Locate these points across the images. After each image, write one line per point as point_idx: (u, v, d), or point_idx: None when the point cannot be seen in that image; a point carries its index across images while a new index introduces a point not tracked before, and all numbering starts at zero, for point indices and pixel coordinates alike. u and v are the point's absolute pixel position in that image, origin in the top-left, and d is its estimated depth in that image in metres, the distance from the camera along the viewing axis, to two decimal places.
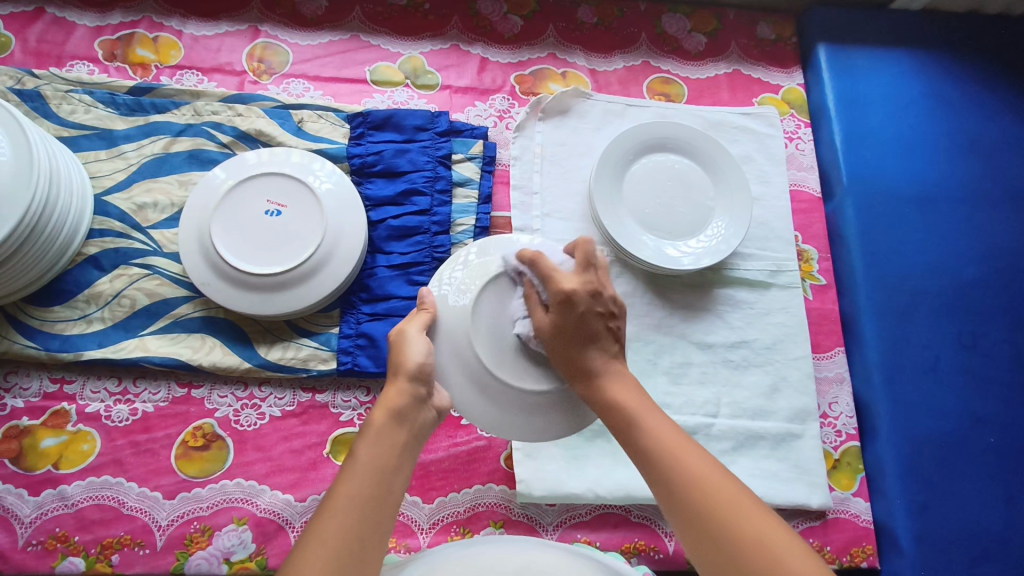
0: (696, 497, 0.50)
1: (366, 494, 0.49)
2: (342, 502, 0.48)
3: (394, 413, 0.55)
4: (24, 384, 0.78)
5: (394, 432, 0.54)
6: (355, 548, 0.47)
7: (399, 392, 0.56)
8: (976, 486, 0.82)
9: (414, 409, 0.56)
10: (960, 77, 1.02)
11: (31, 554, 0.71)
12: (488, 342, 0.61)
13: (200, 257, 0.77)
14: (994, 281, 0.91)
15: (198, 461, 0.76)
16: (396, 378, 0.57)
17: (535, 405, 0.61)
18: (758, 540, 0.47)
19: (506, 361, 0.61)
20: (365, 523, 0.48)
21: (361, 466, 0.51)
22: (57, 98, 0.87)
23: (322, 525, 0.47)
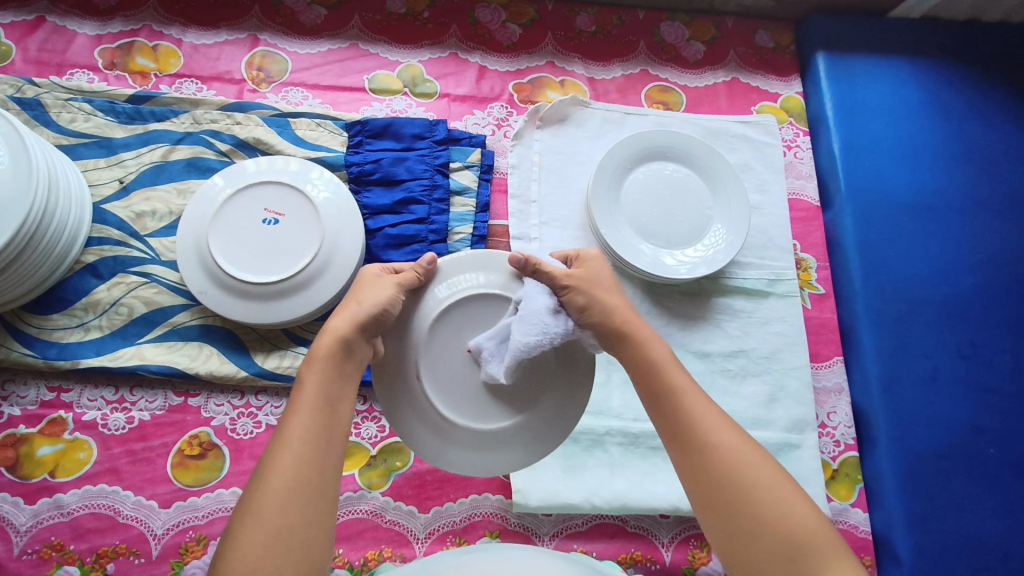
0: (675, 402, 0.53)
1: (314, 427, 0.49)
2: (296, 435, 0.48)
3: (342, 342, 0.53)
4: (21, 392, 0.78)
5: (341, 363, 0.53)
6: (316, 476, 0.47)
7: (344, 317, 0.55)
8: (976, 497, 0.81)
9: (362, 337, 0.55)
10: (959, 85, 1.01)
11: (26, 563, 0.71)
12: (434, 366, 0.60)
13: (199, 265, 0.77)
14: (994, 291, 0.91)
15: (194, 469, 0.76)
16: (345, 305, 0.56)
17: (471, 439, 0.60)
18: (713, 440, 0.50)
19: (445, 392, 0.60)
20: (320, 453, 0.48)
21: (307, 399, 0.50)
22: (57, 106, 0.88)
23: (274, 460, 0.47)
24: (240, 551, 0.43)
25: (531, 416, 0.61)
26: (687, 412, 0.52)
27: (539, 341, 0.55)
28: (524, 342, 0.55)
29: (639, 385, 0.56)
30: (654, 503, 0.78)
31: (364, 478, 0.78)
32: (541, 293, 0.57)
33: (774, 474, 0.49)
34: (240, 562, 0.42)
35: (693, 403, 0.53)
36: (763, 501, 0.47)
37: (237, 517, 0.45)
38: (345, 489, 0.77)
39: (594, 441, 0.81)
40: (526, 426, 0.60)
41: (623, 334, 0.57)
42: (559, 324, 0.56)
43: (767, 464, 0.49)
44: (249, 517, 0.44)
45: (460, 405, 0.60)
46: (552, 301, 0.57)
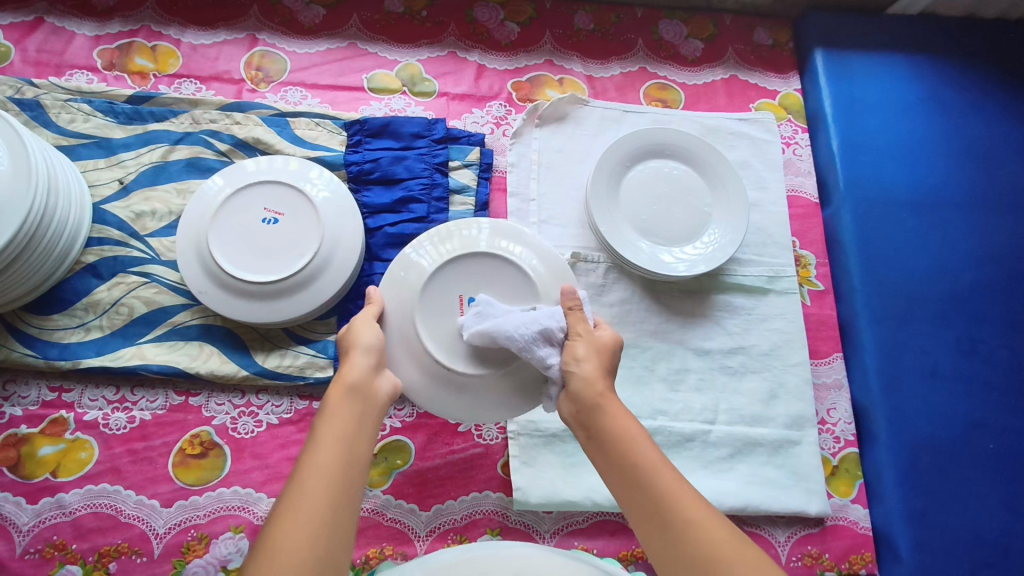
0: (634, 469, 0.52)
1: (334, 463, 0.50)
2: (313, 475, 0.49)
3: (350, 386, 0.56)
4: (22, 392, 0.78)
5: (353, 404, 0.55)
6: (333, 517, 0.47)
7: (353, 366, 0.58)
8: (975, 492, 0.81)
9: (370, 382, 0.58)
10: (957, 81, 1.01)
11: (28, 563, 0.71)
12: (430, 323, 0.65)
13: (198, 265, 0.77)
14: (993, 287, 0.91)
15: (195, 469, 0.77)
16: (352, 353, 0.60)
17: (487, 388, 0.65)
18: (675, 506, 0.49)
19: (447, 348, 0.64)
20: (337, 494, 0.48)
21: (325, 437, 0.52)
22: (56, 107, 0.88)
23: (293, 495, 0.47)
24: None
25: (519, 367, 0.64)
26: (649, 486, 0.51)
27: (514, 341, 0.60)
28: (509, 330, 0.60)
29: (606, 468, 0.55)
30: None
31: None
32: (556, 320, 0.61)
33: (751, 553, 0.46)
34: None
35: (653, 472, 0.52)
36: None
37: (252, 565, 0.44)
38: None
39: None
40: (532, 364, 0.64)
41: (593, 406, 0.56)
42: (542, 351, 0.59)
43: (742, 544, 0.47)
44: (266, 562, 0.43)
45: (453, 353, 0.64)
46: (557, 332, 0.60)
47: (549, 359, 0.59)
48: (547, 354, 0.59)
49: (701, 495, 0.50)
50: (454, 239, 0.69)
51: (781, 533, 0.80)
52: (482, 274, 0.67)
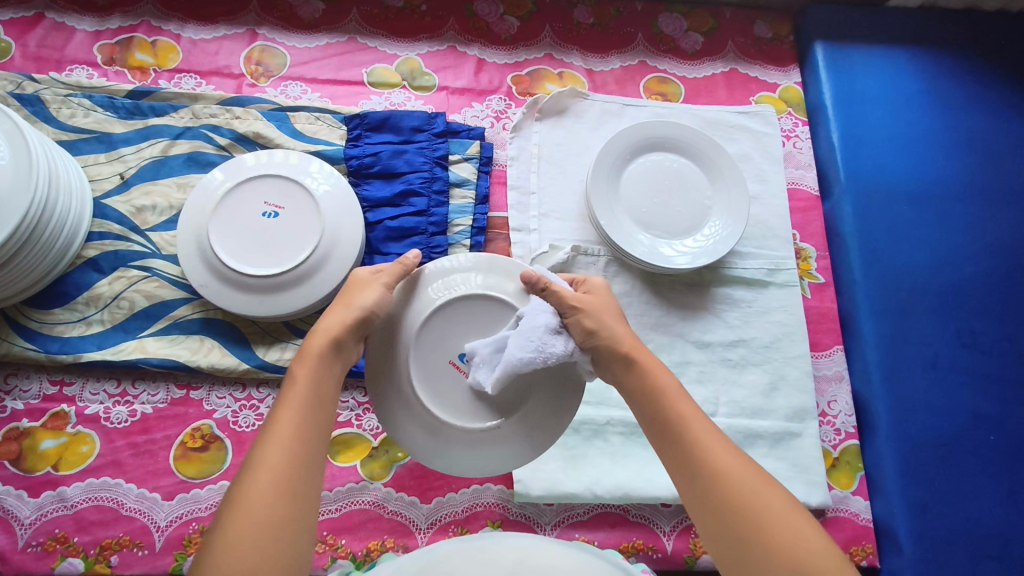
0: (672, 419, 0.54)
1: (304, 421, 0.50)
2: (283, 433, 0.49)
3: (332, 342, 0.56)
4: (24, 386, 0.78)
5: (330, 362, 0.55)
6: (304, 467, 0.48)
7: (336, 319, 0.57)
8: (976, 483, 0.81)
9: (350, 339, 0.57)
10: (958, 74, 1.01)
11: (30, 555, 0.71)
12: (425, 379, 0.62)
13: (199, 258, 0.77)
14: (994, 279, 0.91)
15: (197, 461, 0.77)
16: (337, 306, 0.59)
17: (488, 438, 0.62)
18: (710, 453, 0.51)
19: (444, 398, 0.62)
20: (307, 446, 0.49)
21: (296, 395, 0.52)
22: (57, 102, 0.88)
23: (263, 450, 0.48)
24: (227, 541, 0.43)
25: (523, 415, 0.62)
26: (684, 436, 0.52)
27: (533, 358, 0.57)
28: (520, 356, 0.57)
29: (641, 414, 0.57)
30: (655, 493, 0.78)
31: (366, 469, 0.78)
32: (545, 311, 0.59)
33: (777, 497, 0.48)
34: (229, 552, 0.42)
35: (691, 422, 0.53)
36: (766, 526, 0.46)
37: (224, 512, 0.45)
38: (347, 480, 0.77)
39: (595, 430, 0.81)
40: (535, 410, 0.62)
41: (628, 361, 0.57)
42: (559, 343, 0.57)
43: (770, 489, 0.48)
44: (239, 509, 0.44)
45: (455, 407, 0.62)
46: (554, 321, 0.58)
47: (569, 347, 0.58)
48: (564, 343, 0.58)
49: (731, 443, 0.52)
50: (432, 281, 0.64)
51: None
52: (468, 316, 0.63)
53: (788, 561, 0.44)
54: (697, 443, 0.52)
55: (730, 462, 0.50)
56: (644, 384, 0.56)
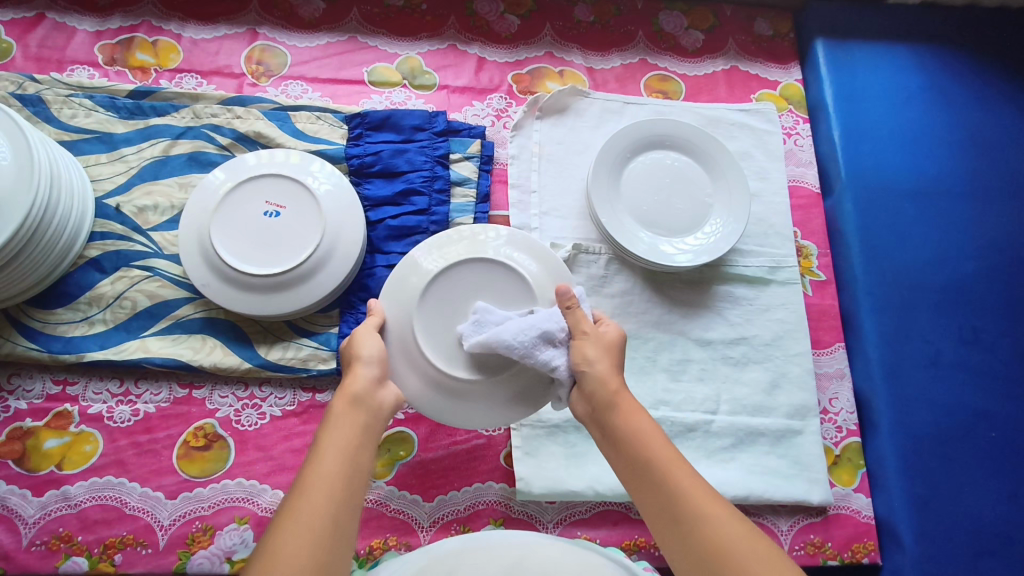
0: (649, 464, 0.53)
1: (336, 472, 0.50)
2: (314, 484, 0.49)
3: (354, 397, 0.57)
4: (27, 385, 0.79)
5: (355, 414, 0.56)
6: (331, 524, 0.47)
7: (357, 377, 0.58)
8: (977, 479, 0.81)
9: (373, 392, 0.58)
10: (959, 71, 1.01)
11: (35, 554, 0.72)
12: (431, 336, 0.65)
13: (201, 257, 0.77)
14: (995, 276, 0.91)
15: (199, 461, 0.77)
16: (355, 365, 0.60)
17: (498, 395, 0.65)
18: (689, 499, 0.50)
19: (440, 349, 0.65)
20: (338, 501, 0.49)
21: (327, 447, 0.52)
22: (58, 102, 0.88)
23: (296, 503, 0.48)
24: None
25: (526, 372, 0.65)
26: (661, 482, 0.52)
27: (516, 349, 0.60)
28: (509, 338, 0.60)
29: (620, 464, 0.56)
30: None
31: None
32: (556, 323, 0.61)
33: (761, 544, 0.47)
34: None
35: (668, 466, 0.52)
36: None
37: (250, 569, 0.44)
38: None
39: None
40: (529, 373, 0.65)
41: (608, 402, 0.57)
42: (545, 354, 0.60)
43: (749, 534, 0.47)
44: (265, 564, 0.44)
45: (460, 361, 0.65)
46: (559, 334, 0.61)
47: (554, 360, 0.60)
48: (551, 355, 0.60)
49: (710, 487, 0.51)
50: (456, 245, 0.69)
51: (783, 522, 0.80)
52: (469, 278, 0.67)
53: None
54: (674, 490, 0.51)
55: (709, 507, 0.49)
56: (619, 431, 0.56)
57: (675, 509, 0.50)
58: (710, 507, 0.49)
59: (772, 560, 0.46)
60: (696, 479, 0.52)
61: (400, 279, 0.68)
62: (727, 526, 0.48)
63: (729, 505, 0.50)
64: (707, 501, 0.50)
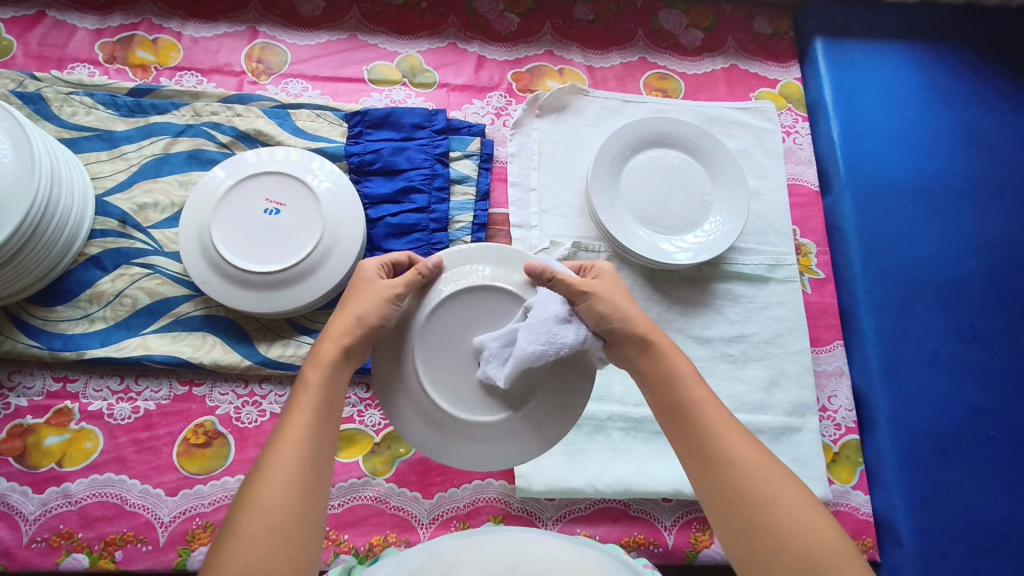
0: (687, 406, 0.54)
1: (316, 422, 0.51)
2: (294, 433, 0.50)
3: (342, 347, 0.56)
4: (27, 383, 0.79)
5: (340, 366, 0.55)
6: (311, 472, 0.48)
7: (345, 325, 0.57)
8: (976, 476, 0.82)
9: (360, 343, 0.57)
10: (958, 69, 1.01)
11: (35, 551, 0.72)
12: (432, 373, 0.61)
13: (201, 255, 0.78)
14: (994, 274, 0.91)
15: (199, 458, 0.77)
16: (345, 312, 0.58)
17: (503, 433, 0.62)
18: (723, 440, 0.52)
19: (438, 382, 0.61)
20: (316, 449, 0.50)
21: (306, 398, 0.52)
22: (59, 100, 0.88)
23: (276, 452, 0.49)
24: (240, 539, 0.44)
25: (533, 410, 0.62)
26: (698, 423, 0.53)
27: (544, 350, 0.56)
28: (529, 348, 0.56)
29: (654, 399, 0.57)
30: (656, 487, 0.78)
31: (368, 465, 0.78)
32: (554, 301, 0.58)
33: (789, 487, 0.49)
34: (236, 556, 0.43)
35: (706, 408, 0.54)
36: (777, 515, 0.47)
37: (233, 516, 0.46)
38: (349, 476, 0.77)
39: (596, 426, 0.81)
40: (531, 414, 0.62)
41: (643, 342, 0.58)
42: (569, 333, 0.57)
43: (781, 477, 0.49)
44: (246, 511, 0.45)
45: (463, 399, 0.61)
46: (565, 310, 0.58)
47: (581, 334, 0.57)
48: (575, 332, 0.57)
49: (745, 431, 0.52)
50: (474, 270, 0.63)
51: None
52: (467, 310, 0.62)
53: (798, 554, 0.45)
54: (711, 432, 0.52)
55: (744, 451, 0.51)
56: (659, 371, 0.57)
57: (709, 449, 0.52)
58: (745, 450, 0.51)
59: (802, 504, 0.48)
60: (733, 422, 0.53)
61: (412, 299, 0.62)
62: (759, 470, 0.50)
63: (763, 449, 0.51)
64: (742, 445, 0.51)
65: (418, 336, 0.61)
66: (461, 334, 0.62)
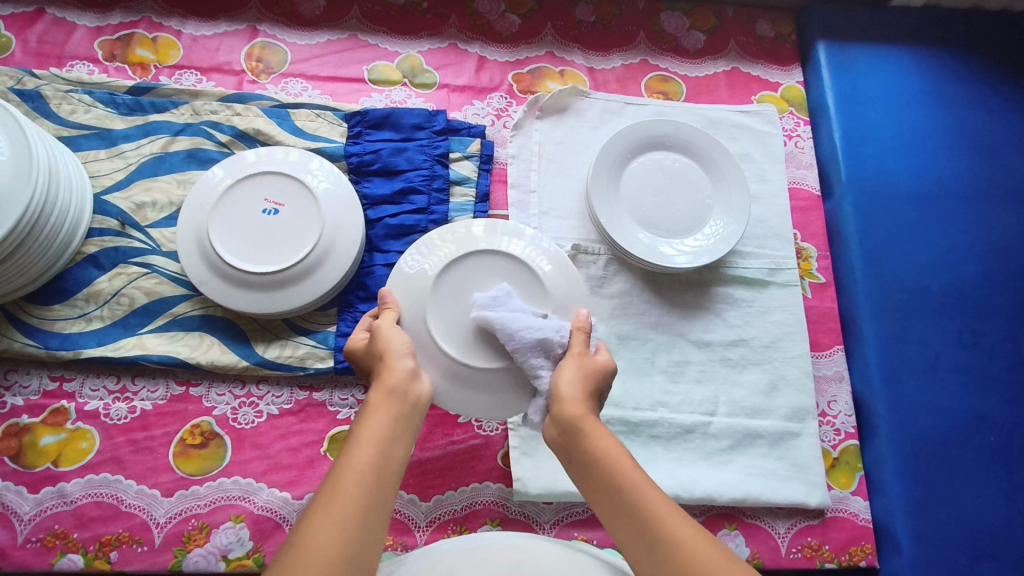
0: (620, 490, 0.51)
1: (372, 467, 0.49)
2: (351, 478, 0.48)
3: (392, 391, 0.56)
4: (24, 382, 0.78)
5: (395, 408, 0.55)
6: (366, 521, 0.47)
7: (393, 370, 0.57)
8: (975, 483, 0.81)
9: (411, 385, 0.57)
10: (960, 74, 1.01)
11: (30, 551, 0.71)
12: (455, 346, 0.64)
13: (199, 255, 0.77)
14: (995, 280, 0.91)
15: (196, 458, 0.77)
16: (393, 359, 0.58)
17: None
18: (661, 525, 0.48)
19: (460, 342, 0.64)
20: (372, 495, 0.48)
21: (362, 441, 0.51)
22: (57, 98, 0.88)
23: (331, 498, 0.47)
24: None
25: None
26: (633, 508, 0.49)
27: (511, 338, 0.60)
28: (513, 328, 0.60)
29: (587, 486, 0.53)
30: None
31: None
32: (555, 332, 0.61)
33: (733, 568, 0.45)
34: None
35: (639, 493, 0.50)
36: None
37: (285, 557, 0.44)
38: None
39: None
40: None
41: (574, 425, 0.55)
42: (534, 360, 0.60)
43: (723, 559, 0.45)
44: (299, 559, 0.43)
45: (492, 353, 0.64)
46: (556, 347, 0.61)
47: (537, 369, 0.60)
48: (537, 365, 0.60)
49: (682, 512, 0.49)
50: (446, 247, 0.67)
51: (781, 525, 0.80)
52: (459, 278, 0.66)
53: None
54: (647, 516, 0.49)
55: (683, 533, 0.47)
56: (586, 457, 0.53)
57: (648, 536, 0.48)
58: (685, 533, 0.47)
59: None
60: (669, 505, 0.49)
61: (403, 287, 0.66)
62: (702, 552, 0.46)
63: (703, 530, 0.48)
64: (682, 527, 0.47)
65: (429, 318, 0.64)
66: (463, 300, 0.65)
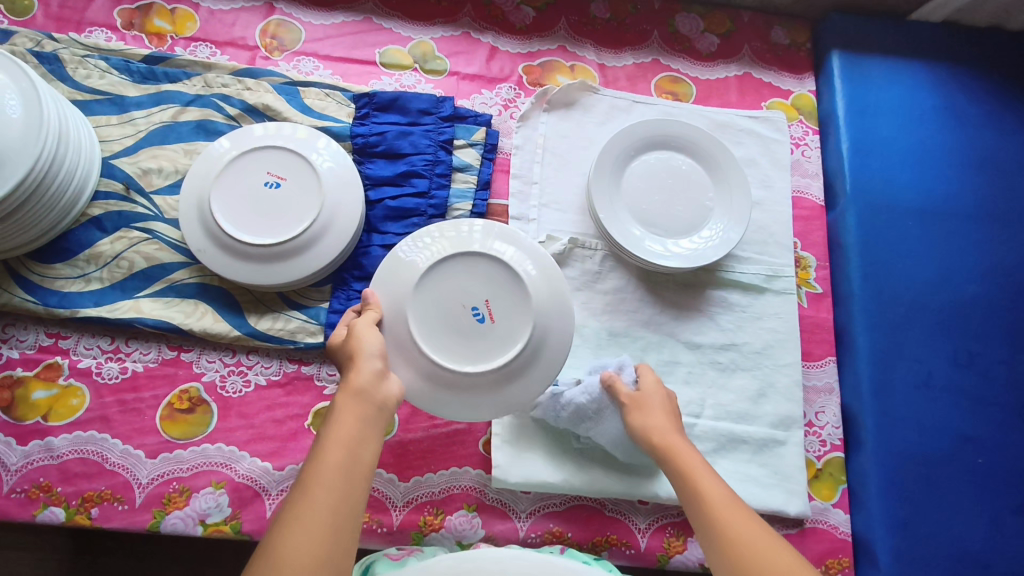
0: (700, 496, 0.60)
1: (338, 468, 0.51)
2: (318, 481, 0.50)
3: (358, 391, 0.57)
4: (20, 336, 0.80)
5: (359, 408, 0.56)
6: (333, 522, 0.48)
7: (359, 372, 0.58)
8: (959, 504, 0.80)
9: (377, 385, 0.58)
10: (976, 92, 1.00)
11: (14, 501, 0.73)
12: (433, 344, 0.65)
13: (199, 222, 0.78)
14: (995, 302, 0.90)
15: (182, 423, 0.78)
16: (360, 361, 0.59)
17: (513, 373, 0.66)
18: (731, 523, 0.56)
19: (437, 342, 0.65)
20: (339, 497, 0.50)
21: (329, 443, 0.52)
22: (73, 62, 0.89)
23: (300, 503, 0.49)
24: None
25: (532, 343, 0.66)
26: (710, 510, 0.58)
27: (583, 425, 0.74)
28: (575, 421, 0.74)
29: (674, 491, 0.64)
30: (632, 488, 0.78)
31: None
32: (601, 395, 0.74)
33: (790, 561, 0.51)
34: None
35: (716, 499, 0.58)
36: None
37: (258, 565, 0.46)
38: None
39: None
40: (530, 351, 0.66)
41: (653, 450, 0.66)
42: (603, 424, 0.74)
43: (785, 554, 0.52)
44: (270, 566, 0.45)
45: (467, 354, 0.66)
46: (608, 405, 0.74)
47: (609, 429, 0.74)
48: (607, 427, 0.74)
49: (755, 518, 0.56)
50: (437, 243, 0.68)
51: None
52: (444, 275, 0.67)
53: None
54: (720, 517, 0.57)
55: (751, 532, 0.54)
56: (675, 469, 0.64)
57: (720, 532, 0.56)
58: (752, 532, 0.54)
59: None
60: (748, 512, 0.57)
61: (388, 277, 0.67)
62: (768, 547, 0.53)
63: (772, 532, 0.55)
64: (750, 527, 0.55)
65: (409, 314, 0.65)
66: (446, 298, 0.67)
